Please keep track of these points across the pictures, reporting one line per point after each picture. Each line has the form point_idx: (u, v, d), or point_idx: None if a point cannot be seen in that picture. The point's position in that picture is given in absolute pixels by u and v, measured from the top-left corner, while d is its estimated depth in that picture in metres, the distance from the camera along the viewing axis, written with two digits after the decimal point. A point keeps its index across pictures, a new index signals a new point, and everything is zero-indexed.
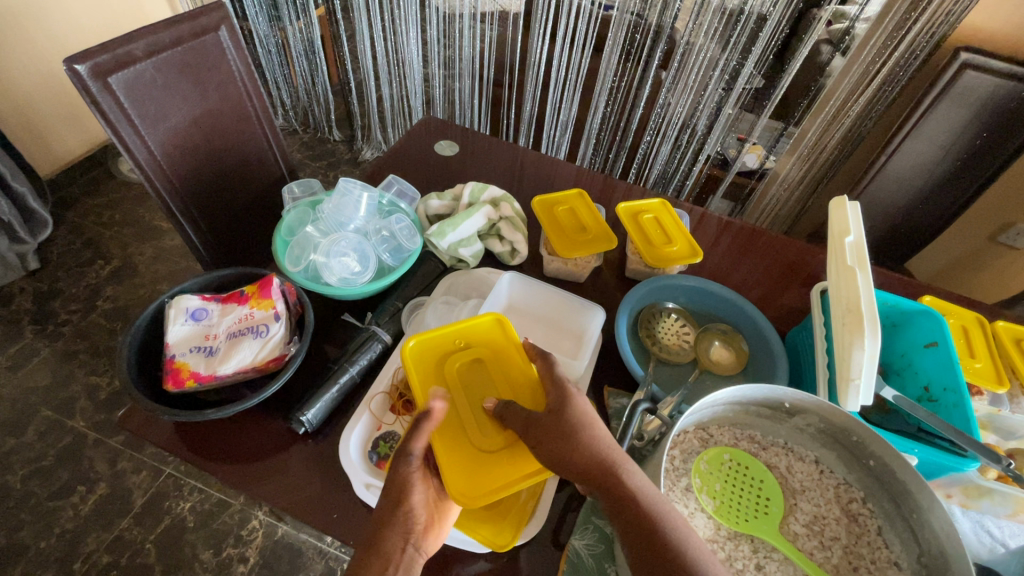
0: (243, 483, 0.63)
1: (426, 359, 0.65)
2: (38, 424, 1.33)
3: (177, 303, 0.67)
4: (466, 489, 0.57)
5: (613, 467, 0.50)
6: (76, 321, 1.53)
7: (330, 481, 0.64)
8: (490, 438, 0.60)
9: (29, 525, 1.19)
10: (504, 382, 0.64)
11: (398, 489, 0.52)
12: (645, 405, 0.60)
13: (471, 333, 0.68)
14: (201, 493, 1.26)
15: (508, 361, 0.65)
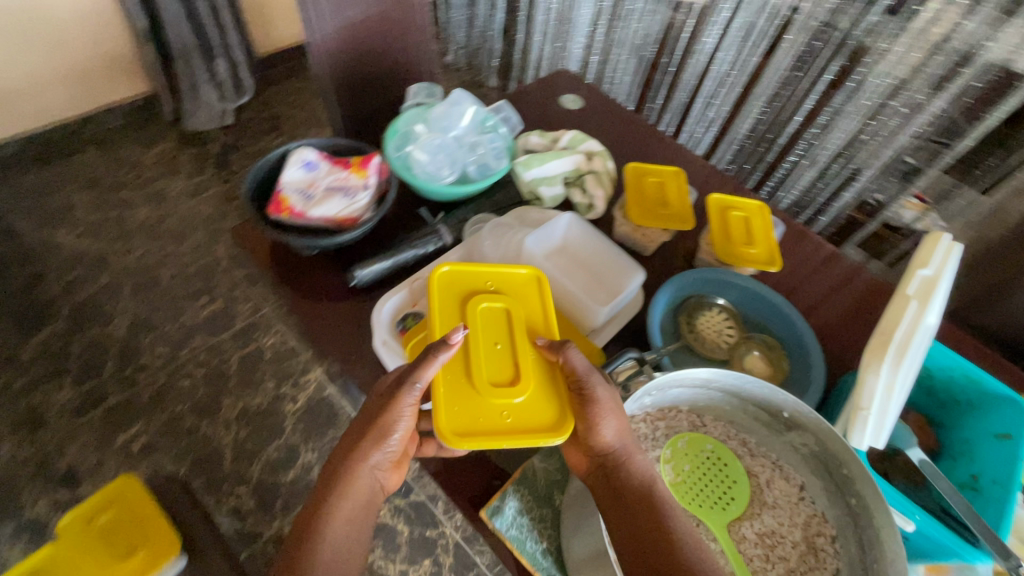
0: (301, 308, 0.77)
1: (454, 293, 0.65)
2: (193, 241, 1.66)
3: (299, 152, 0.81)
4: (454, 426, 0.55)
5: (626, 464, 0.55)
6: (243, 176, 1.86)
7: (362, 333, 0.76)
8: (492, 384, 0.58)
9: (163, 312, 1.51)
10: (525, 340, 0.62)
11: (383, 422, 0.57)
12: (634, 353, 0.62)
13: (503, 281, 0.67)
14: (282, 338, 1.50)
15: (534, 321, 0.65)
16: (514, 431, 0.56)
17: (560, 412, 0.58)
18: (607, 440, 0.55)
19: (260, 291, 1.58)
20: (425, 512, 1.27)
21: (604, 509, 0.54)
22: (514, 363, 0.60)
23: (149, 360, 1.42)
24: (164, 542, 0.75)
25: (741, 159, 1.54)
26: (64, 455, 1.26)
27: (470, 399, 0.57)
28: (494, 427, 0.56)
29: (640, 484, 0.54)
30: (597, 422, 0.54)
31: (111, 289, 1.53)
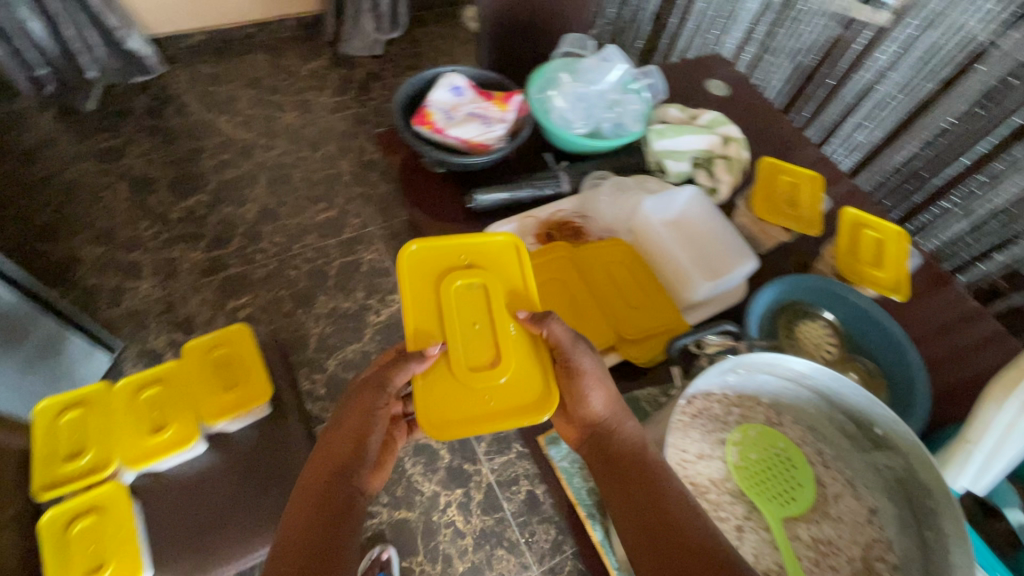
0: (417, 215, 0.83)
1: (433, 271, 0.65)
2: (325, 153, 1.82)
3: (449, 76, 0.86)
4: (442, 417, 0.58)
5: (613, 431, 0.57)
6: (379, 104, 1.99)
7: None
8: (475, 367, 0.60)
9: (288, 208, 1.68)
10: (504, 312, 0.64)
11: (352, 442, 0.60)
12: (727, 325, 0.62)
13: (476, 252, 0.67)
14: (380, 257, 1.62)
15: (517, 293, 0.66)
16: (497, 405, 0.59)
17: (544, 389, 0.60)
18: (592, 409, 0.58)
19: (371, 210, 1.71)
20: (468, 447, 1.33)
21: (600, 479, 0.56)
22: (495, 343, 0.62)
23: (268, 245, 1.59)
24: (258, 388, 0.86)
25: (890, 202, 1.37)
26: (186, 304, 1.46)
27: (452, 386, 0.59)
28: (479, 410, 0.59)
29: (630, 451, 0.55)
30: (584, 392, 0.58)
31: (250, 177, 1.73)
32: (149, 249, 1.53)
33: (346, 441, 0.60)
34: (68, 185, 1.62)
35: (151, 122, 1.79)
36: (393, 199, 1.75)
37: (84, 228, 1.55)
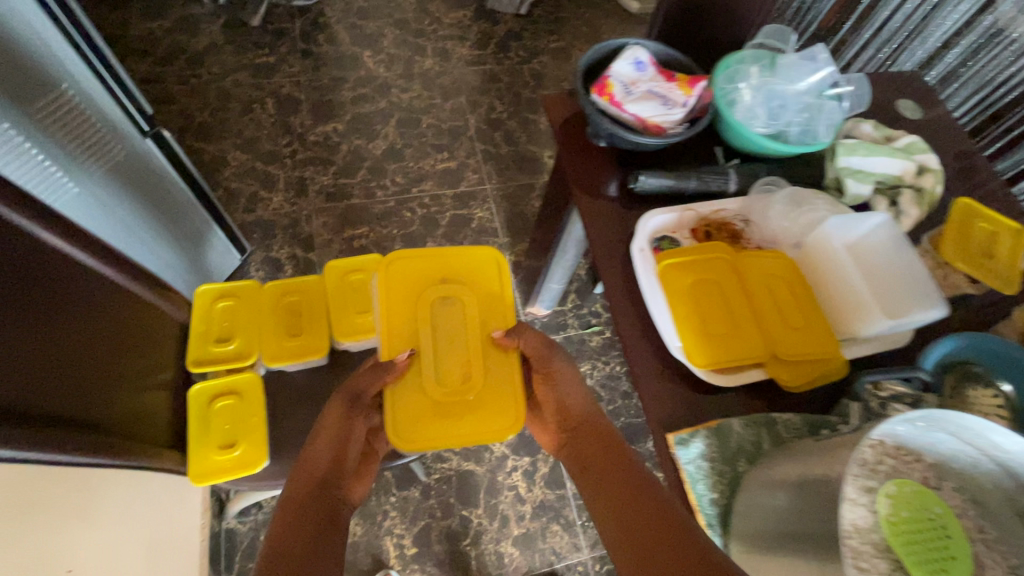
0: (572, 182, 0.82)
1: (414, 297, 0.75)
2: (455, 104, 1.84)
3: (635, 49, 0.83)
4: (414, 430, 0.70)
5: (600, 438, 0.66)
6: (514, 64, 1.98)
7: (614, 230, 0.78)
8: (446, 383, 0.72)
9: (412, 151, 1.72)
10: (479, 330, 0.75)
11: (335, 444, 0.66)
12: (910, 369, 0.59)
13: (454, 273, 0.78)
14: (490, 217, 1.64)
15: (497, 313, 0.77)
16: (469, 412, 0.71)
17: (508, 404, 0.72)
18: (574, 413, 0.69)
19: (489, 169, 1.72)
20: None
21: (580, 479, 0.64)
22: (464, 363, 0.73)
23: (389, 183, 1.65)
24: None
25: None
26: (309, 224, 1.54)
27: (423, 400, 0.71)
28: (449, 421, 0.71)
29: (603, 442, 0.65)
30: (560, 394, 0.71)
31: (383, 114, 1.78)
32: (285, 165, 1.63)
33: (326, 441, 0.66)
34: (224, 92, 1.74)
35: (304, 46, 1.88)
36: (511, 161, 1.75)
37: (232, 135, 1.66)
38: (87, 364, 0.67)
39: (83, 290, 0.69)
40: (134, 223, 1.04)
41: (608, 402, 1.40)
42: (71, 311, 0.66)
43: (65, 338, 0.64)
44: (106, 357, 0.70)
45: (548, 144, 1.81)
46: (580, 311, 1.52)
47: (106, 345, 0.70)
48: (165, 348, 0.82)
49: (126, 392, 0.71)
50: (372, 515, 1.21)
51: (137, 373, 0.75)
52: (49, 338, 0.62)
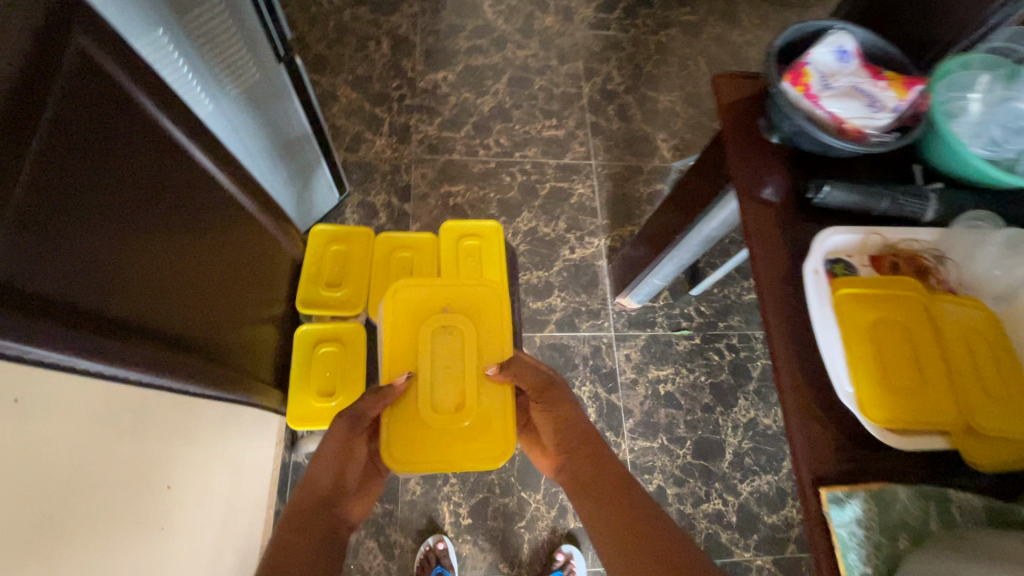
0: (737, 178, 0.72)
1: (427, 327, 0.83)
2: (571, 69, 1.73)
3: (840, 35, 0.70)
4: (413, 452, 0.78)
5: (591, 456, 0.74)
6: (639, 33, 1.83)
7: (781, 239, 0.68)
8: (441, 412, 0.80)
9: (520, 113, 1.64)
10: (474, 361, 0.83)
11: (337, 455, 0.71)
12: None
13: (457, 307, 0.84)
14: (591, 195, 1.55)
15: (492, 350, 0.85)
16: (457, 435, 0.80)
17: (496, 435, 0.81)
18: (568, 437, 0.77)
19: (596, 144, 1.62)
20: (615, 416, 1.30)
21: (575, 484, 0.73)
22: (460, 395, 0.81)
23: (492, 143, 1.58)
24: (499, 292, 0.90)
25: None
26: (408, 173, 1.51)
27: (421, 425, 0.79)
28: (443, 445, 0.79)
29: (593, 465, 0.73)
30: (552, 420, 0.79)
31: (495, 69, 1.69)
32: (392, 109, 1.59)
33: (327, 453, 0.71)
34: (342, 25, 1.70)
35: None
36: (621, 139, 1.64)
37: (344, 70, 1.63)
38: (192, 285, 0.68)
39: (192, 210, 0.69)
40: (252, 145, 1.04)
41: (686, 412, 1.32)
42: (183, 232, 0.67)
43: (178, 258, 0.65)
44: (207, 281, 0.70)
45: (663, 126, 1.68)
46: (671, 311, 1.43)
47: (207, 269, 0.71)
48: (254, 278, 0.83)
49: (219, 317, 0.73)
50: (432, 477, 1.20)
51: (230, 299, 0.76)
52: (166, 258, 0.63)
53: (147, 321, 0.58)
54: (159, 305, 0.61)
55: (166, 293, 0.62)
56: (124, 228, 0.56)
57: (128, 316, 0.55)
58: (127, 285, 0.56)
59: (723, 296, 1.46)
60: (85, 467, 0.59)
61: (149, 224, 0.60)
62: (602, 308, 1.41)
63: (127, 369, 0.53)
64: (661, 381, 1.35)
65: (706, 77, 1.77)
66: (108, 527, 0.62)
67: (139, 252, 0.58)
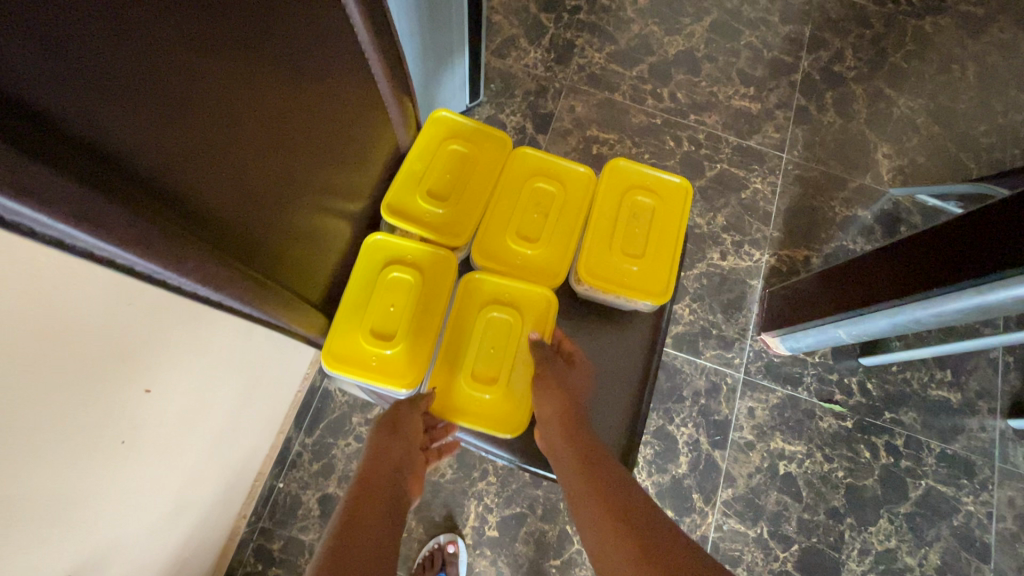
0: None
1: (472, 293, 0.63)
2: (794, 33, 1.34)
3: None
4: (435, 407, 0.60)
5: (587, 442, 0.53)
6: (896, 11, 1.39)
7: None
8: (470, 377, 0.61)
9: (712, 68, 1.29)
10: (517, 339, 0.62)
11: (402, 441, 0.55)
12: None
13: (517, 296, 0.62)
14: (769, 195, 1.19)
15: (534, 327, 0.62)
16: (482, 404, 0.60)
17: (520, 417, 0.60)
18: (557, 419, 0.55)
19: (796, 134, 1.25)
20: (711, 478, 1.00)
21: (570, 475, 0.52)
22: (496, 370, 0.61)
23: (666, 95, 1.25)
24: (657, 282, 0.62)
25: None
26: (555, 100, 1.22)
27: (445, 378, 0.60)
28: (464, 407, 0.60)
29: (593, 448, 0.53)
30: (547, 397, 0.56)
31: (700, 6, 1.34)
32: (560, 20, 1.29)
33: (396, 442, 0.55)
34: None
35: None
36: (831, 138, 1.25)
37: None
38: (270, 143, 0.43)
39: (300, 27, 0.44)
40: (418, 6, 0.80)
41: (805, 508, 1.00)
42: (279, 54, 0.42)
43: (264, 102, 0.41)
44: (302, 169, 0.49)
45: (892, 137, 1.26)
46: (825, 374, 1.08)
47: (298, 128, 0.47)
48: (348, 163, 0.58)
49: (303, 209, 0.51)
50: (470, 465, 0.97)
51: (314, 183, 0.52)
52: (236, 84, 0.38)
53: (179, 176, 0.34)
54: (208, 157, 0.37)
55: (227, 143, 0.38)
56: (200, 46, 0.34)
57: (174, 185, 0.34)
58: (153, 102, 0.31)
59: (901, 379, 1.08)
60: (19, 348, 0.37)
61: (222, 17, 0.35)
62: (738, 339, 1.09)
63: (108, 249, 0.29)
64: (785, 457, 1.02)
65: (971, 91, 1.32)
66: (42, 430, 0.42)
67: (189, 55, 0.33)
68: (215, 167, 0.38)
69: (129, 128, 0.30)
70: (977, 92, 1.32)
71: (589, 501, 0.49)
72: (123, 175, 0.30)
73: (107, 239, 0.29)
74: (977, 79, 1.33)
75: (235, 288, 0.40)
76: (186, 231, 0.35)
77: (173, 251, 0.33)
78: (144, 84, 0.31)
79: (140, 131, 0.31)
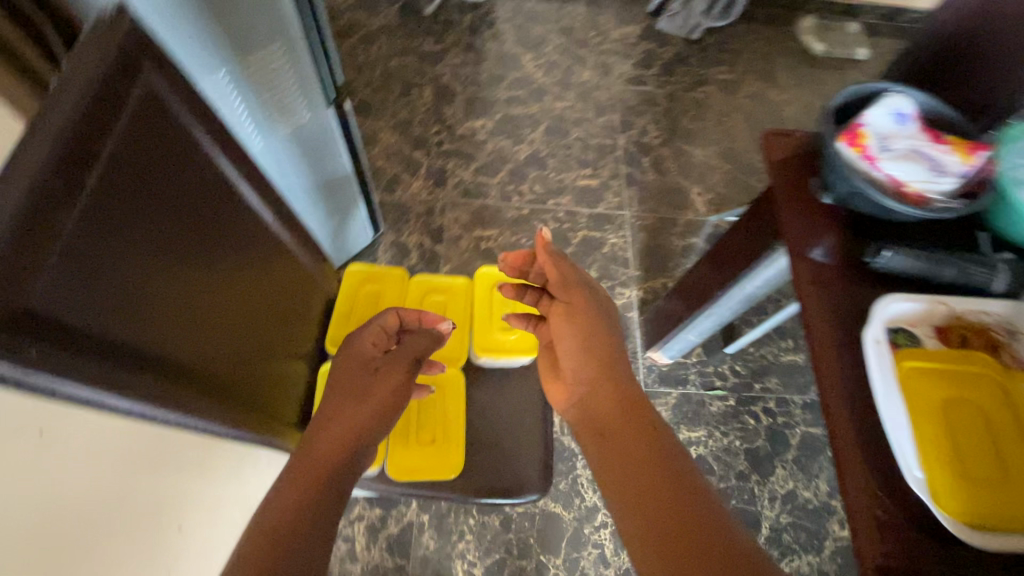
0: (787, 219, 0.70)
1: None
2: (608, 121, 1.76)
3: (897, 97, 0.69)
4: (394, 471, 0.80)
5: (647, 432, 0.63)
6: (675, 89, 1.87)
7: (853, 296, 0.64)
8: (415, 442, 0.82)
9: (556, 161, 1.66)
10: (441, 405, 0.85)
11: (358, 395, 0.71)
12: None
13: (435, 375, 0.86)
14: (623, 244, 1.53)
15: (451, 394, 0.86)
16: (427, 458, 0.81)
17: (458, 459, 0.82)
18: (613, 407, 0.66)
19: (631, 195, 1.62)
20: None
21: (623, 457, 0.62)
22: (432, 431, 0.83)
23: (527, 190, 1.59)
24: (528, 338, 0.89)
25: None
26: (442, 215, 1.52)
27: (397, 448, 0.82)
28: (416, 466, 0.81)
29: (649, 437, 0.63)
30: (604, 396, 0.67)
31: (533, 118, 1.74)
32: (430, 153, 1.63)
33: (353, 398, 0.71)
34: (389, 74, 1.78)
35: (469, 40, 1.89)
36: (656, 191, 1.64)
37: (387, 115, 1.69)
38: (245, 326, 0.68)
39: (255, 253, 0.71)
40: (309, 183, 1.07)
41: (720, 478, 1.24)
42: (221, 262, 0.63)
43: (239, 304, 0.67)
44: (265, 335, 0.74)
45: (699, 179, 1.67)
46: (704, 368, 1.37)
47: (260, 311, 0.72)
48: (294, 320, 0.82)
49: (271, 361, 0.75)
50: (448, 531, 1.14)
51: (268, 351, 0.74)
52: (223, 300, 0.63)
53: (198, 363, 0.59)
54: (179, 335, 0.56)
55: (191, 323, 0.57)
56: (204, 288, 0.60)
57: (197, 370, 0.58)
58: (182, 327, 0.56)
59: (759, 355, 1.40)
60: (117, 500, 0.55)
61: (213, 268, 0.61)
62: (632, 361, 1.36)
63: (170, 415, 0.52)
64: (693, 442, 1.28)
65: (743, 133, 1.78)
66: (127, 556, 0.58)
67: (199, 295, 0.59)
68: (217, 352, 0.62)
69: (132, 328, 0.49)
70: (747, 133, 1.78)
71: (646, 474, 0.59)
72: (173, 372, 0.54)
73: (172, 409, 0.52)
74: (744, 124, 1.80)
75: (235, 424, 0.63)
76: (171, 386, 0.52)
77: (161, 401, 0.50)
78: (178, 319, 0.55)
79: (177, 346, 0.55)
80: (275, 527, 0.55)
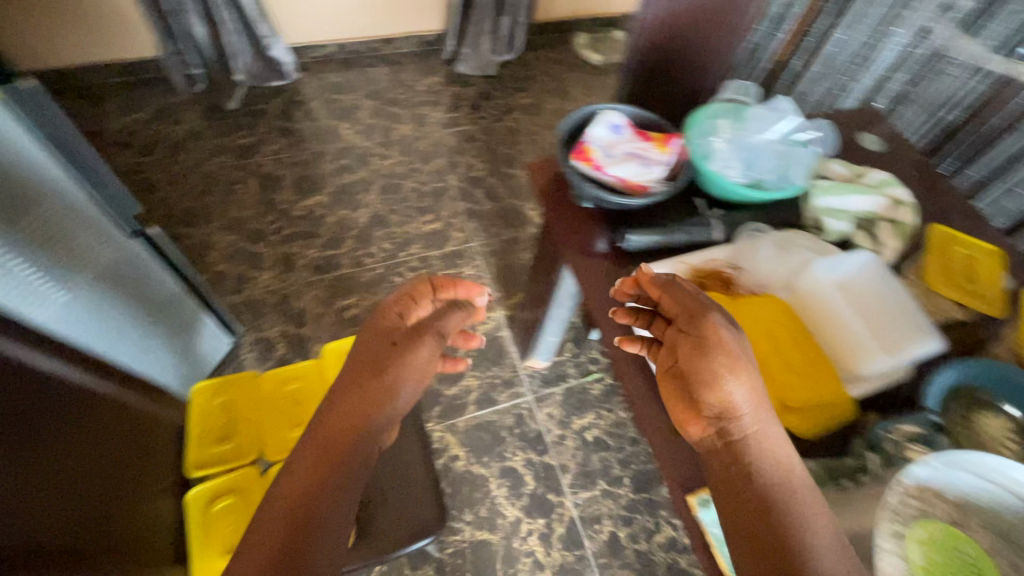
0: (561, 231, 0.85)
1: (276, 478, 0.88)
2: (436, 165, 1.89)
3: (608, 113, 0.86)
4: None
5: (753, 441, 0.57)
6: (488, 122, 2.05)
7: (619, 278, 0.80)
8: None
9: (397, 216, 1.75)
10: None
11: (380, 375, 0.71)
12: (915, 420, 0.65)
13: None
14: (479, 273, 1.65)
15: None
16: None
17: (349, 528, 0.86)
18: (727, 397, 0.58)
19: (474, 226, 1.75)
20: (552, 476, 1.33)
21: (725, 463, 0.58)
22: None
23: (376, 250, 1.66)
24: None
25: None
26: (299, 298, 1.54)
27: None
28: None
29: (751, 444, 0.57)
30: (723, 382, 0.58)
31: (365, 182, 1.81)
32: (270, 242, 1.63)
33: (372, 382, 0.71)
34: (208, 177, 1.76)
35: (282, 124, 1.93)
36: (495, 216, 1.78)
37: (217, 217, 1.67)
38: (104, 487, 0.70)
39: (95, 416, 0.73)
40: (139, 317, 1.06)
41: (618, 450, 1.38)
42: (60, 432, 0.66)
43: (93, 468, 0.69)
44: (127, 489, 0.75)
45: (529, 196, 1.85)
46: (578, 359, 1.51)
47: (116, 467, 0.74)
48: (154, 462, 0.83)
49: (142, 509, 0.76)
50: None
51: (129, 509, 0.74)
52: (75, 469, 0.66)
53: (71, 536, 0.61)
54: (38, 515, 0.58)
55: (45, 501, 0.59)
56: (53, 466, 0.63)
57: (70, 542, 0.60)
58: (44, 508, 0.59)
59: None
60: None
61: (56, 444, 0.64)
62: (514, 375, 1.46)
63: None
64: (587, 427, 1.40)
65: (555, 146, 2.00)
66: None
67: (50, 474, 0.62)
68: (83, 521, 0.64)
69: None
70: None
71: (740, 481, 0.56)
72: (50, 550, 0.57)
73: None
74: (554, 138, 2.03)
75: None
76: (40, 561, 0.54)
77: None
78: (37, 502, 0.58)
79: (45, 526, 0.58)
80: (284, 543, 0.60)
